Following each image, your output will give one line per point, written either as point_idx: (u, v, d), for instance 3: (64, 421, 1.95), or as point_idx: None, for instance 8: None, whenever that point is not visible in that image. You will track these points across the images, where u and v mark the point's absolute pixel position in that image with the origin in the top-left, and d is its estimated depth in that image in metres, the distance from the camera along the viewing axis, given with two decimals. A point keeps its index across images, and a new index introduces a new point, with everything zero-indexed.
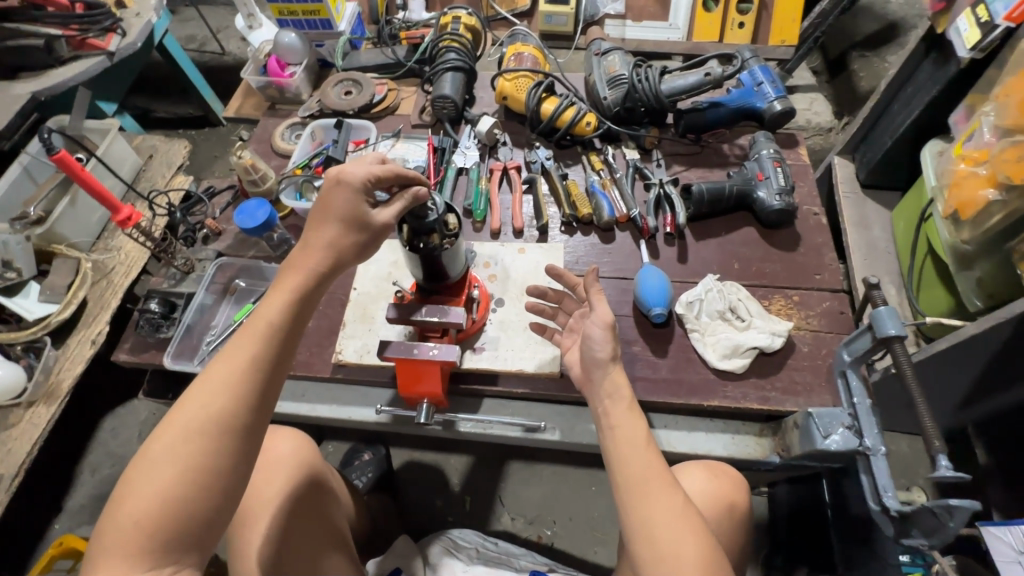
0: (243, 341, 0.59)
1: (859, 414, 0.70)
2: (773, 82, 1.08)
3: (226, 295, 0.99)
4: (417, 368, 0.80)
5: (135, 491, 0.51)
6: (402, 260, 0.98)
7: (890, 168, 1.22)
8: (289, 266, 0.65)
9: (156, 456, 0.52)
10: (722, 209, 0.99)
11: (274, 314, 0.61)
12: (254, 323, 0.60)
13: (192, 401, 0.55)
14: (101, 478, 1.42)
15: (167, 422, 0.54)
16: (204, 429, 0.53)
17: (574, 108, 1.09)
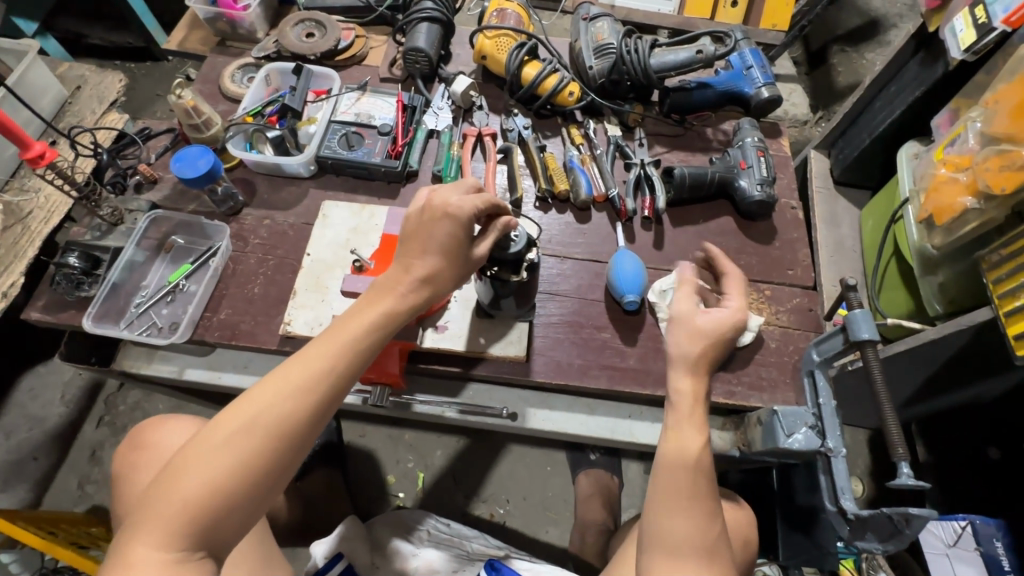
0: (316, 349, 0.58)
1: (823, 415, 0.70)
2: (762, 67, 1.05)
3: (160, 253, 0.89)
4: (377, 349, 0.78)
5: (184, 473, 0.52)
6: (363, 226, 0.90)
7: (865, 166, 1.22)
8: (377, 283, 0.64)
9: (212, 444, 0.53)
10: (702, 196, 0.95)
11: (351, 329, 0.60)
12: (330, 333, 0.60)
13: (257, 397, 0.55)
14: (16, 443, 1.30)
15: (229, 411, 0.55)
16: (260, 432, 0.54)
17: (557, 75, 1.01)
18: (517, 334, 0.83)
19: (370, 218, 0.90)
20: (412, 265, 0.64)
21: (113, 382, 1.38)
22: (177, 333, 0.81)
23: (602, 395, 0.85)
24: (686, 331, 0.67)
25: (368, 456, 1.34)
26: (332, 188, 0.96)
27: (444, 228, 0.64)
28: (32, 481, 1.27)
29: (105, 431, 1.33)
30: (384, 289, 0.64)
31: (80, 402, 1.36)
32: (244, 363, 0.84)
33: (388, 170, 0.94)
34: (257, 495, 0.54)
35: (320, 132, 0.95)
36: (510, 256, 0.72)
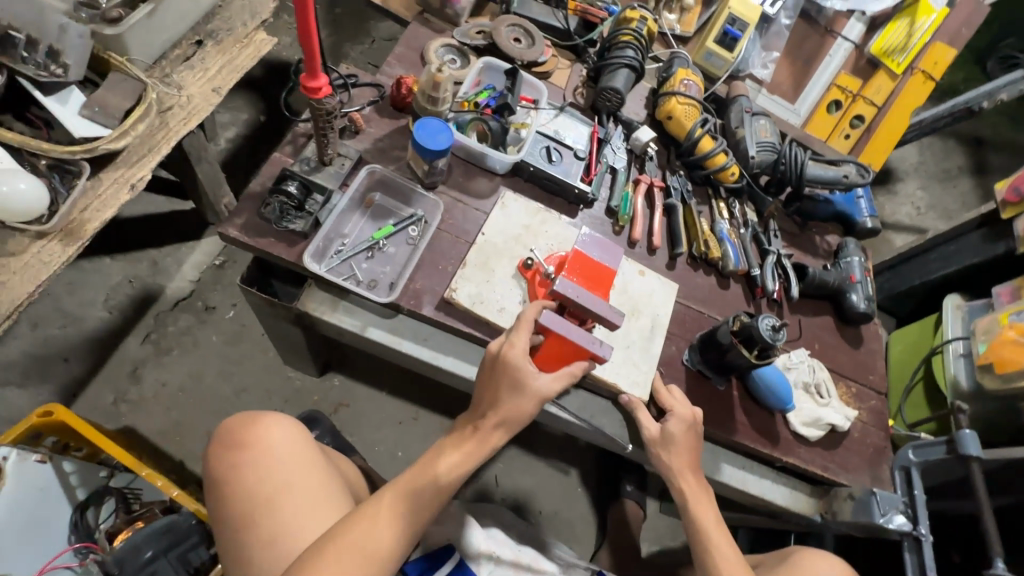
0: (461, 443, 0.72)
1: (915, 506, 0.87)
2: (868, 201, 1.28)
3: (361, 206, 0.90)
4: (566, 352, 0.79)
5: (358, 537, 0.64)
6: (535, 227, 0.94)
7: (903, 299, 1.46)
8: (501, 376, 0.74)
9: (388, 522, 0.66)
10: (818, 294, 1.12)
11: (487, 410, 0.73)
12: (480, 427, 0.73)
13: (415, 487, 0.68)
14: (45, 337, 1.19)
15: (398, 495, 0.68)
16: (424, 506, 0.68)
17: (725, 155, 1.14)
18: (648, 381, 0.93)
19: (544, 222, 0.95)
20: (533, 380, 0.74)
21: (167, 300, 1.29)
22: (382, 290, 0.85)
23: (724, 444, 0.97)
24: (683, 425, 0.85)
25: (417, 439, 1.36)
26: (520, 191, 1.01)
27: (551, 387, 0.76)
28: (58, 383, 1.17)
29: (149, 349, 1.24)
30: (510, 396, 0.73)
31: (126, 311, 1.25)
32: (423, 335, 0.86)
33: (580, 193, 1.01)
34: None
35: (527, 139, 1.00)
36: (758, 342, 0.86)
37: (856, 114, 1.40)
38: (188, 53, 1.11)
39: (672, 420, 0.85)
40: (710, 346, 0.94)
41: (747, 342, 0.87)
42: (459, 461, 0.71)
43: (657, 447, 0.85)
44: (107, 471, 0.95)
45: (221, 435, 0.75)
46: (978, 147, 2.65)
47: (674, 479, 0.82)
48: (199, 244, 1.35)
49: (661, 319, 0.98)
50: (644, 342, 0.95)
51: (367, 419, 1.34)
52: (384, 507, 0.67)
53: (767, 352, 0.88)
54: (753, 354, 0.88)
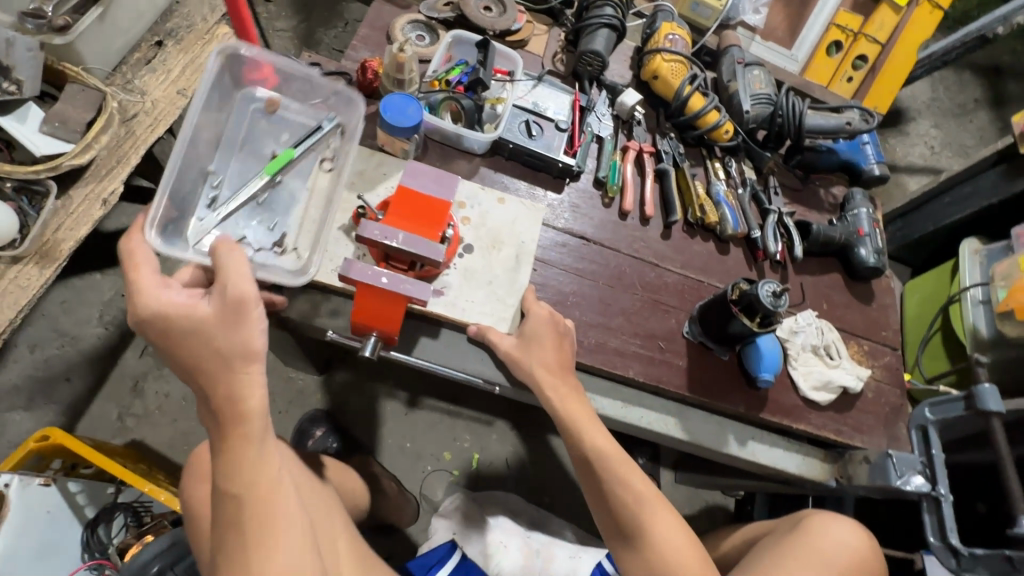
0: (233, 446, 0.58)
1: (934, 465, 0.83)
2: (874, 147, 1.21)
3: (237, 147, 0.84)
4: (377, 302, 0.67)
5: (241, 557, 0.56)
6: (370, 172, 0.86)
7: (918, 248, 1.40)
8: (198, 360, 0.57)
9: (263, 549, 0.56)
10: (825, 251, 1.07)
11: (231, 404, 0.57)
12: (223, 429, 0.58)
13: (243, 504, 0.57)
14: (45, 358, 1.19)
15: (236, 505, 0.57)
16: (276, 499, 0.58)
17: (717, 112, 1.08)
18: (643, 357, 0.90)
19: (378, 166, 0.87)
20: (233, 346, 0.58)
21: None
22: (290, 255, 0.80)
23: (732, 416, 0.93)
24: (543, 323, 0.80)
25: (424, 429, 1.35)
26: (502, 170, 0.96)
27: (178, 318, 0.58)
28: (63, 403, 1.17)
29: (149, 362, 1.24)
30: (215, 341, 0.57)
31: (121, 326, 1.25)
32: (407, 333, 0.83)
33: (564, 167, 0.96)
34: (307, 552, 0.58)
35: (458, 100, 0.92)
36: (760, 309, 0.81)
37: (859, 55, 1.31)
38: (149, 56, 1.07)
39: (533, 321, 0.80)
40: (711, 313, 0.89)
41: (747, 310, 0.83)
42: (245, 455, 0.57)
43: (518, 353, 0.78)
44: (114, 488, 0.95)
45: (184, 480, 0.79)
46: (995, 77, 2.50)
47: (539, 382, 0.76)
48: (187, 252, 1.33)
49: (526, 246, 0.89)
50: (510, 275, 0.87)
51: (371, 412, 1.34)
52: (253, 532, 0.56)
53: (770, 318, 0.84)
54: (753, 322, 0.84)
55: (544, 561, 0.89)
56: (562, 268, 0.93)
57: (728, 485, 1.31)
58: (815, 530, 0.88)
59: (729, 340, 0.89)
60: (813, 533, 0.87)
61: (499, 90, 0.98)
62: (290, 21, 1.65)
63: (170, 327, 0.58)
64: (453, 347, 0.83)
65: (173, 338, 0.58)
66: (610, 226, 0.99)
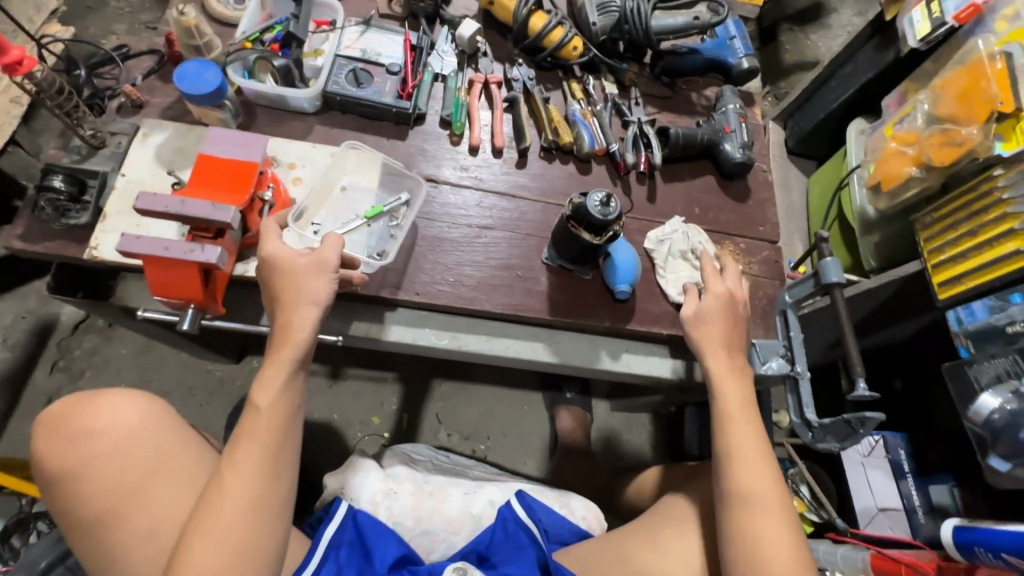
0: (273, 371, 0.69)
1: (794, 346, 0.83)
2: (742, 39, 1.15)
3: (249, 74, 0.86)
4: (173, 274, 0.68)
5: (229, 476, 0.64)
6: (188, 147, 0.84)
7: (815, 139, 1.37)
8: (279, 292, 0.70)
9: (258, 471, 0.65)
10: (692, 154, 1.04)
11: (285, 329, 0.70)
12: (280, 346, 0.69)
13: (258, 425, 0.67)
14: None
15: (248, 433, 0.66)
16: (279, 432, 0.68)
17: (562, 28, 1.04)
18: (503, 289, 0.90)
19: (197, 140, 0.85)
20: (315, 288, 0.70)
21: (65, 327, 1.29)
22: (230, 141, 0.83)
23: (605, 333, 0.93)
24: (718, 302, 0.81)
25: (351, 399, 1.38)
26: (338, 125, 0.94)
27: (296, 263, 0.70)
28: None
29: (61, 377, 1.25)
30: (279, 274, 0.70)
31: (27, 347, 1.25)
32: (248, 305, 0.81)
33: (400, 112, 0.94)
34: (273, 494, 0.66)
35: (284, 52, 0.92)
36: (591, 220, 0.80)
37: None
38: None
39: (710, 297, 0.80)
40: (560, 233, 0.87)
41: (586, 226, 0.81)
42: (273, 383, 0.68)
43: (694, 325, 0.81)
44: (23, 500, 0.98)
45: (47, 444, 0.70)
46: None
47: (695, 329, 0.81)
48: None
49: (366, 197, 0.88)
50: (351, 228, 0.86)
51: None
52: (254, 456, 0.66)
53: (609, 228, 0.82)
54: (593, 236, 0.82)
55: (435, 502, 0.91)
56: (412, 215, 0.92)
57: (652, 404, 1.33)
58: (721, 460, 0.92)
59: (583, 257, 0.88)
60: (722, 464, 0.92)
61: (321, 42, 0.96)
62: (154, 12, 1.58)
63: (277, 261, 0.70)
64: None
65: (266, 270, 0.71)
66: (461, 165, 0.97)
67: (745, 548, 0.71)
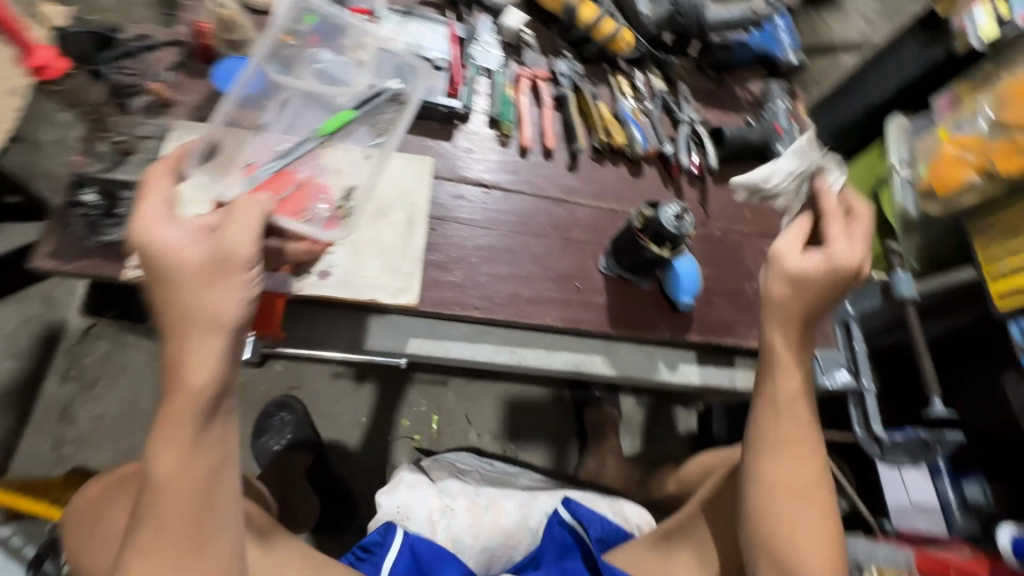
0: (168, 433, 0.52)
1: (858, 359, 0.83)
2: (788, 32, 1.12)
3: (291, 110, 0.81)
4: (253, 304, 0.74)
5: (141, 554, 0.52)
6: None
7: (848, 133, 1.35)
8: (170, 306, 0.53)
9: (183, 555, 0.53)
10: (745, 155, 1.01)
11: (179, 366, 0.53)
12: (171, 398, 0.52)
13: (168, 502, 0.53)
14: None
15: (161, 499, 0.53)
16: (194, 498, 0.53)
17: (613, 20, 0.98)
18: (560, 301, 0.86)
19: None
20: (215, 308, 0.53)
21: (74, 332, 1.22)
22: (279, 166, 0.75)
23: (662, 343, 0.91)
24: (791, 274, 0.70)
25: (378, 401, 1.35)
26: None
27: (190, 260, 0.53)
28: None
29: (74, 386, 1.19)
30: (175, 275, 0.54)
31: (35, 355, 1.18)
32: (308, 321, 0.80)
33: (449, 111, 0.89)
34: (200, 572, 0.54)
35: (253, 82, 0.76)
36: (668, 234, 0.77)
37: None
38: None
39: (808, 301, 0.76)
40: (621, 242, 0.85)
41: (654, 237, 0.79)
42: (170, 441, 0.52)
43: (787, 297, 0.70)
44: (50, 523, 0.93)
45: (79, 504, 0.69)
46: None
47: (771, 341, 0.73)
48: None
49: (418, 206, 0.83)
50: (404, 240, 0.81)
51: (320, 394, 1.33)
52: (172, 539, 0.53)
53: (678, 242, 0.79)
54: (662, 249, 0.80)
55: (493, 515, 0.90)
56: (463, 223, 0.87)
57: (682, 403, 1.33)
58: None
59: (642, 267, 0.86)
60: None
61: (343, 73, 0.85)
62: None
63: (167, 272, 0.54)
64: (365, 327, 0.80)
65: (157, 272, 0.54)
66: (511, 167, 0.92)
67: (775, 555, 0.69)
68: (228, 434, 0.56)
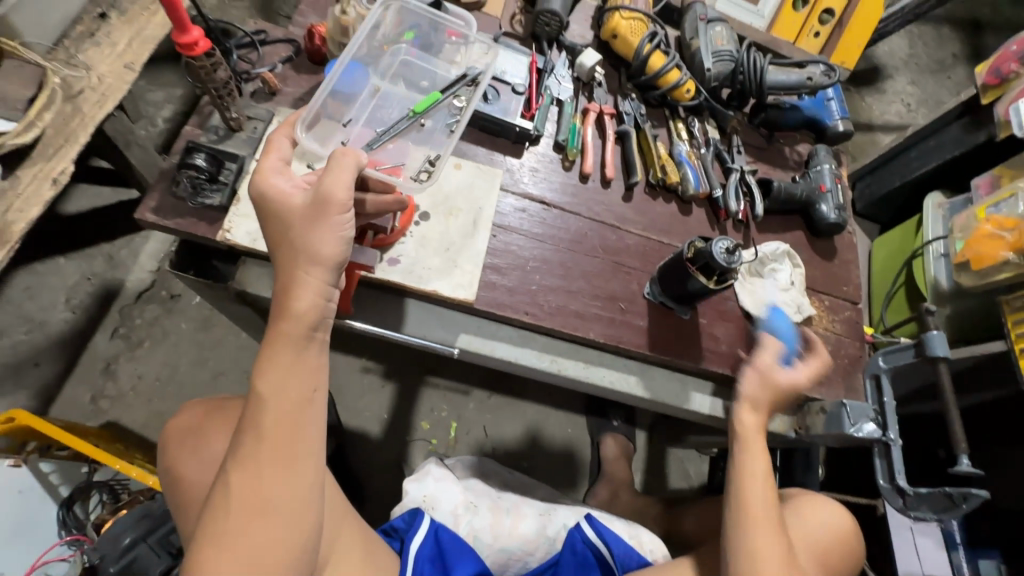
0: (273, 354, 0.59)
1: (886, 411, 0.86)
2: (839, 102, 1.19)
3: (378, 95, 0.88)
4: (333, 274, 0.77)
5: (242, 472, 0.57)
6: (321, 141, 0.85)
7: (884, 204, 1.40)
8: (276, 248, 0.61)
9: (274, 469, 0.58)
10: (787, 208, 1.07)
11: (284, 300, 0.60)
12: (278, 324, 0.60)
13: (268, 418, 0.58)
14: (13, 344, 1.18)
15: (256, 423, 0.58)
16: (292, 421, 0.59)
17: (679, 71, 1.06)
18: (604, 319, 0.91)
19: None
20: (318, 245, 0.60)
21: (129, 293, 1.27)
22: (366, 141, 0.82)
23: (695, 373, 0.95)
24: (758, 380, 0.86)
25: (402, 401, 1.38)
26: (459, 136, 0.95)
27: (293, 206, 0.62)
28: (33, 388, 1.17)
29: (120, 344, 1.24)
30: (279, 221, 0.62)
31: (90, 310, 1.24)
32: (372, 304, 0.85)
33: (522, 131, 0.95)
34: (294, 492, 0.58)
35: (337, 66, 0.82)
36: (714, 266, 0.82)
37: (825, 8, 1.30)
38: (92, 29, 1.02)
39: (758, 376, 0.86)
40: (669, 270, 0.89)
41: (704, 269, 0.84)
42: (276, 370, 0.59)
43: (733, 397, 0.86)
44: (88, 467, 0.97)
45: (171, 434, 0.74)
46: (973, 31, 2.22)
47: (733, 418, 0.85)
48: (152, 233, 1.31)
49: (485, 212, 0.90)
50: (469, 240, 0.87)
51: (348, 386, 1.36)
52: (267, 453, 0.58)
53: (726, 276, 0.84)
54: (710, 281, 0.85)
55: (513, 519, 0.92)
56: (523, 234, 0.92)
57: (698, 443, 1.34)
58: (805, 509, 0.89)
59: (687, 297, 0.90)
60: (803, 517, 0.88)
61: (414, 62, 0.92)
62: None
63: (276, 216, 0.62)
64: (421, 317, 0.86)
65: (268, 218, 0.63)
66: (571, 190, 0.98)
67: None
68: (321, 366, 0.63)
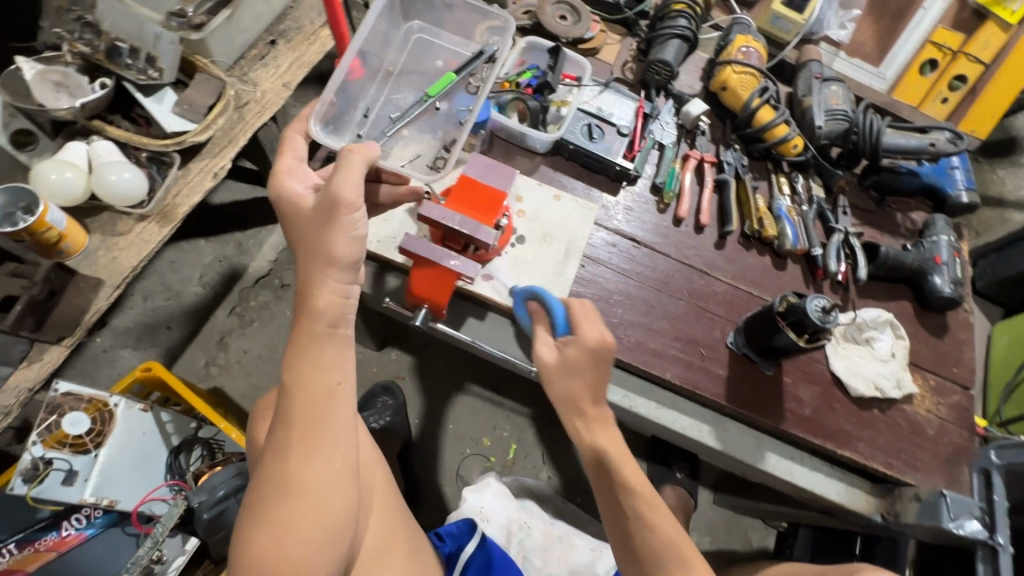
0: (298, 347, 0.61)
1: (996, 513, 0.78)
2: (965, 172, 1.11)
3: (387, 80, 0.98)
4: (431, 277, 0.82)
5: (277, 468, 0.58)
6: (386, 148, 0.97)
7: (1011, 286, 1.28)
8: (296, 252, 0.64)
9: (301, 458, 0.58)
10: (895, 276, 1.01)
11: (307, 298, 0.62)
12: (303, 322, 0.62)
13: (295, 408, 0.59)
14: (153, 308, 1.38)
15: (286, 416, 0.60)
16: (317, 414, 0.60)
17: (787, 126, 1.05)
18: (681, 360, 0.91)
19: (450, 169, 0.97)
20: (332, 246, 0.61)
21: (249, 277, 1.44)
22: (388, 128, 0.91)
23: (770, 431, 0.92)
24: (580, 348, 0.73)
25: (468, 415, 1.43)
26: (561, 169, 1.01)
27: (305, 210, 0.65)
28: (163, 347, 1.37)
29: (234, 321, 1.41)
30: (291, 225, 0.65)
31: (216, 287, 1.42)
32: (458, 314, 0.91)
33: (622, 170, 0.99)
34: (324, 482, 0.58)
35: (373, 68, 0.96)
36: (811, 323, 0.79)
37: (956, 74, 1.22)
38: (263, 53, 1.20)
39: (575, 346, 0.73)
40: (757, 319, 0.87)
41: (794, 325, 0.81)
42: (306, 363, 0.60)
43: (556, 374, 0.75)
44: (196, 423, 1.11)
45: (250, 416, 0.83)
46: None
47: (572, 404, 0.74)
48: (276, 228, 1.49)
49: (575, 242, 0.94)
50: (557, 265, 0.92)
51: (420, 392, 1.43)
52: (295, 442, 0.58)
53: (818, 334, 0.81)
54: (803, 338, 0.82)
55: (564, 547, 0.93)
56: (610, 268, 0.95)
57: (766, 512, 1.26)
58: None
59: (773, 352, 0.88)
60: None
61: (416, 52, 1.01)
62: None
63: (289, 218, 0.65)
64: (504, 332, 0.91)
65: (285, 221, 0.66)
66: (662, 231, 1.00)
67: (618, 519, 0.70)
68: (346, 356, 0.63)
